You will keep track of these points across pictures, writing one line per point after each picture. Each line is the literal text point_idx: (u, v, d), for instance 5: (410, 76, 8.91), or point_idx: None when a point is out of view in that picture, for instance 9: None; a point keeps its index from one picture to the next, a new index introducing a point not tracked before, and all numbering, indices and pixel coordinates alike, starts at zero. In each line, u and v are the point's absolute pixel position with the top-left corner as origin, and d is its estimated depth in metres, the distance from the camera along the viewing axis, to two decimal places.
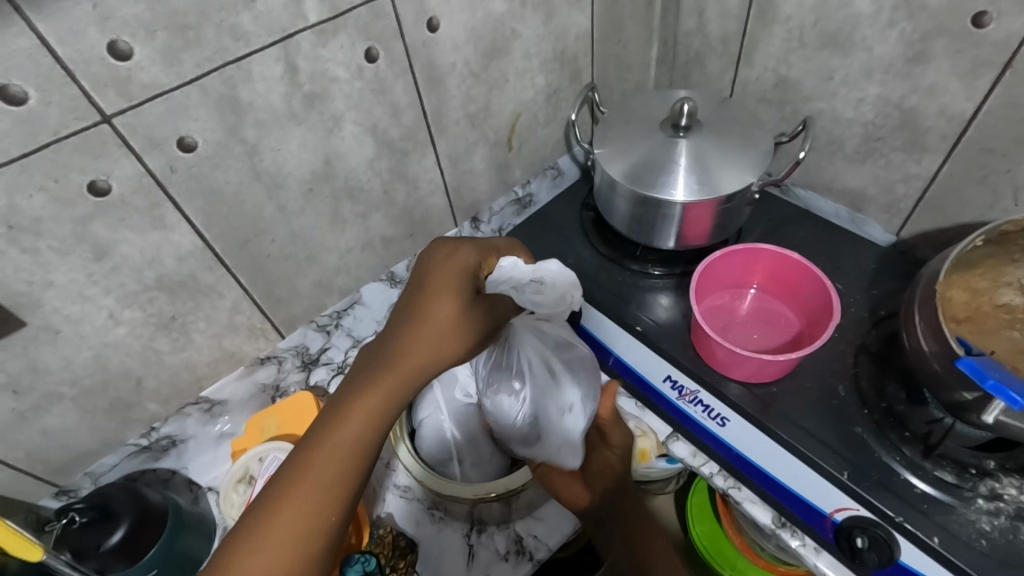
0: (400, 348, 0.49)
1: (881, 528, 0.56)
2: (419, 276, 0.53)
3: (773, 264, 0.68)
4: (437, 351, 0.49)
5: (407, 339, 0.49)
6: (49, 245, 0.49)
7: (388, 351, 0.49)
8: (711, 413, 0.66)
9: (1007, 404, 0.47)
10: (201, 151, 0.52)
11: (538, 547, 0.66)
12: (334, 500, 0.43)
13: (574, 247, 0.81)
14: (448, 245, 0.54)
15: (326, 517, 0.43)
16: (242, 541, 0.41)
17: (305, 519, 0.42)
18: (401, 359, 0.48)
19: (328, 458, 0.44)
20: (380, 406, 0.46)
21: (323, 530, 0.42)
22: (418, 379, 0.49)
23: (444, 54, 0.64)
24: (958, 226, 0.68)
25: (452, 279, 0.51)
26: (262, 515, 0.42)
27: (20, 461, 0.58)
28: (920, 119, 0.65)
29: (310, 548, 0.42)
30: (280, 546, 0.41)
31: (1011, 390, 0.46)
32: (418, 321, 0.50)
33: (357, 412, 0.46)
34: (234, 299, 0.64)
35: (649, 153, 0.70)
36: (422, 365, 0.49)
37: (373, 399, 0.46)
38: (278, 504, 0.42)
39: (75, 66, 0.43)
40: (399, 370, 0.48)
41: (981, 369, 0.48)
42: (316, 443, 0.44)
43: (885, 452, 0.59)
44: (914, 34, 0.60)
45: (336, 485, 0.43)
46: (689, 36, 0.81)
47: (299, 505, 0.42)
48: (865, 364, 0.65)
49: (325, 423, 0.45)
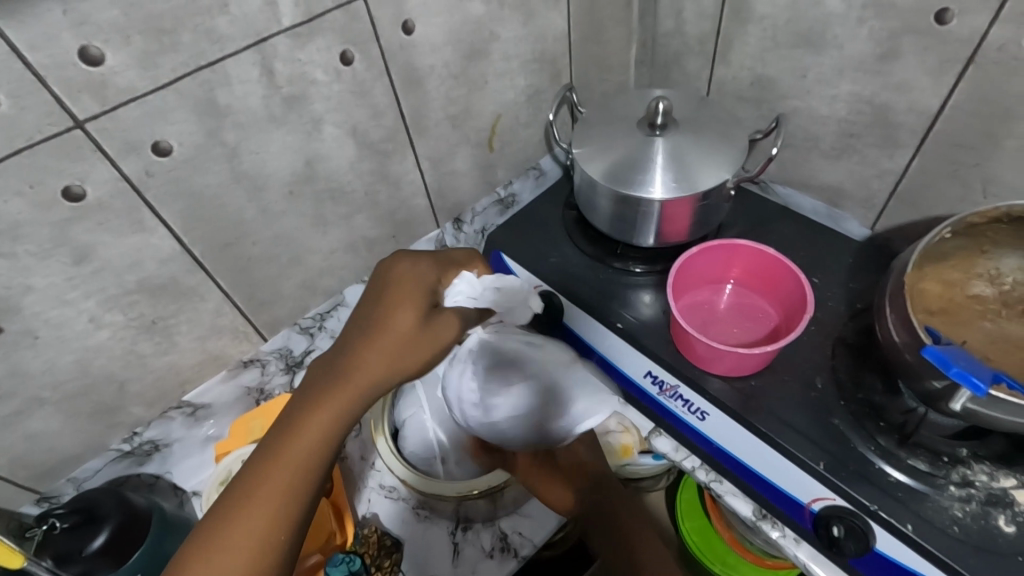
0: (356, 358, 0.47)
1: (857, 517, 0.57)
2: (378, 287, 0.51)
3: (749, 261, 0.69)
4: (397, 363, 0.48)
5: (364, 352, 0.47)
6: (27, 249, 0.49)
7: (342, 359, 0.47)
8: (690, 408, 0.67)
9: (971, 391, 0.48)
10: (178, 154, 0.53)
11: (524, 544, 0.66)
12: (289, 512, 0.42)
13: (557, 245, 0.82)
14: (406, 259, 0.53)
15: (281, 529, 0.42)
16: (196, 550, 0.40)
17: (259, 530, 0.41)
18: (355, 372, 0.46)
19: (284, 472, 0.43)
20: (335, 421, 0.45)
21: (280, 543, 0.42)
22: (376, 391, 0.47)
23: (422, 56, 0.65)
24: (931, 219, 0.69)
25: (410, 292, 0.50)
26: (217, 522, 0.41)
27: (2, 466, 0.58)
28: (892, 115, 0.66)
29: (262, 562, 0.41)
30: (235, 557, 0.40)
31: (975, 376, 0.47)
32: (376, 331, 0.48)
33: (312, 422, 0.45)
34: (216, 302, 0.64)
35: (628, 151, 0.71)
36: (381, 378, 0.47)
37: (330, 409, 0.45)
38: (232, 512, 0.42)
39: (49, 71, 0.43)
40: (355, 382, 0.46)
41: (945, 357, 0.48)
42: (272, 452, 0.43)
43: (861, 443, 0.60)
44: (883, 31, 0.62)
45: (293, 498, 0.43)
46: (667, 37, 0.82)
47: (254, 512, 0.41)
48: (842, 356, 0.66)
49: (280, 433, 0.44)
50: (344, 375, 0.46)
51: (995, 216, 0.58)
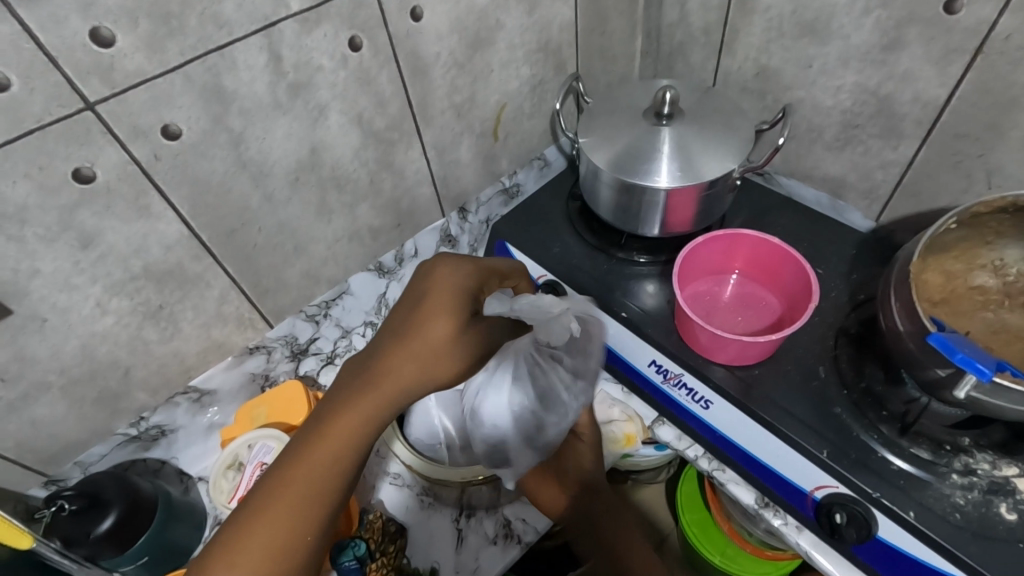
0: (386, 364, 0.47)
1: (859, 504, 0.57)
2: (412, 295, 0.50)
3: (754, 250, 0.69)
4: (426, 370, 0.47)
5: (393, 361, 0.46)
6: (35, 233, 0.49)
7: (374, 361, 0.47)
8: (695, 396, 0.67)
9: (976, 377, 0.48)
10: (186, 139, 0.53)
11: (527, 531, 0.67)
12: (317, 509, 0.44)
13: (560, 234, 0.82)
14: (446, 268, 0.51)
15: (309, 527, 0.43)
16: (224, 547, 0.41)
17: (284, 531, 0.42)
18: (385, 378, 0.46)
19: (309, 477, 0.44)
20: (362, 429, 0.45)
21: (303, 546, 0.43)
22: (404, 397, 0.47)
23: (428, 44, 0.65)
24: (934, 210, 0.70)
25: (446, 301, 0.49)
26: (245, 520, 0.43)
27: (9, 450, 0.58)
28: (896, 106, 0.66)
29: (286, 563, 0.42)
30: (258, 558, 0.41)
31: (979, 362, 0.48)
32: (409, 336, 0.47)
33: (340, 427, 0.45)
34: (222, 288, 0.65)
35: (634, 141, 0.71)
36: (410, 384, 0.46)
37: (356, 417, 0.45)
38: (257, 515, 0.42)
39: (59, 53, 0.44)
40: (386, 389, 0.46)
41: (951, 343, 0.49)
42: (300, 454, 0.44)
43: (864, 431, 0.60)
44: (888, 21, 0.61)
45: (321, 496, 0.44)
46: (672, 27, 0.82)
47: (279, 516, 0.42)
48: (844, 347, 0.66)
49: (310, 437, 0.45)
50: (374, 383, 0.46)
51: (1003, 207, 0.57)
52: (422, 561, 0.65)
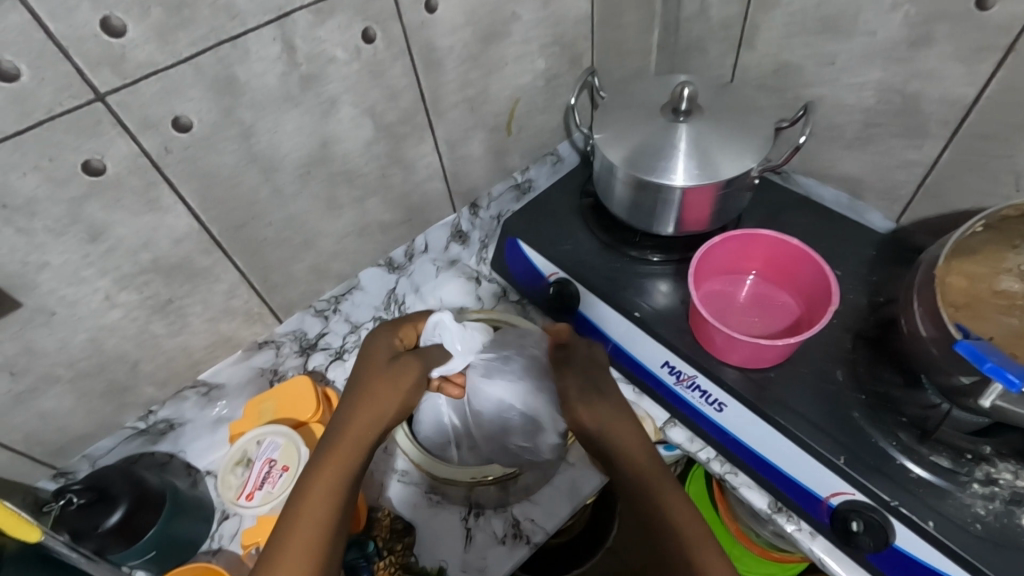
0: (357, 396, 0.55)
1: (877, 512, 0.56)
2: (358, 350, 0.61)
3: (771, 249, 0.67)
4: (390, 393, 0.56)
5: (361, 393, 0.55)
6: (45, 225, 0.48)
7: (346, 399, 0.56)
8: (708, 399, 0.66)
9: (1005, 387, 0.47)
10: (197, 131, 0.52)
11: (536, 530, 0.66)
12: (321, 542, 0.49)
13: (571, 231, 0.80)
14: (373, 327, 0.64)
15: (320, 561, 0.48)
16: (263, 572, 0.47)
17: (306, 550, 0.48)
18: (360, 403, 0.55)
19: (317, 496, 0.50)
20: (351, 447, 0.53)
21: (327, 554, 0.49)
22: (376, 423, 0.55)
23: (441, 36, 0.63)
24: (957, 213, 0.68)
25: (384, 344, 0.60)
26: (271, 553, 0.48)
27: (18, 442, 0.58)
28: (921, 104, 0.64)
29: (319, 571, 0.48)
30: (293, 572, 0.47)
31: (1010, 372, 0.46)
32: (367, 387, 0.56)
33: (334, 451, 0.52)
34: (231, 283, 0.64)
35: (649, 137, 0.70)
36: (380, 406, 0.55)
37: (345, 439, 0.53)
38: (285, 540, 0.48)
39: (69, 41, 0.43)
40: (362, 413, 0.54)
41: (980, 352, 0.47)
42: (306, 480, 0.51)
43: (882, 438, 0.58)
44: (916, 17, 0.59)
45: (323, 531, 0.49)
46: (689, 21, 0.80)
47: (302, 533, 0.48)
48: (861, 350, 0.64)
49: (301, 485, 0.51)
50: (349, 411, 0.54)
51: None
52: (429, 560, 0.65)
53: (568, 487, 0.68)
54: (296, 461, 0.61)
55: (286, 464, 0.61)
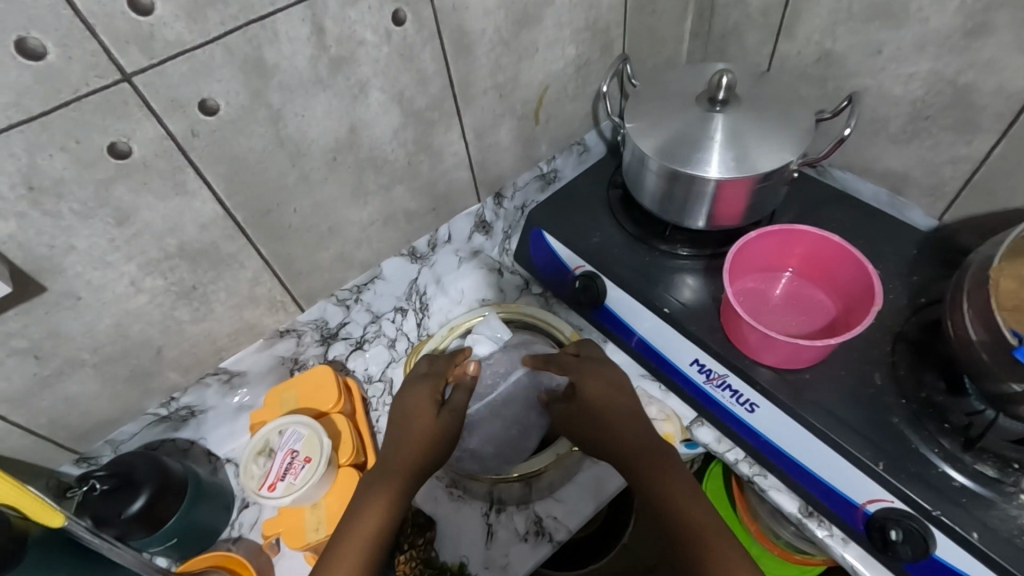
0: (412, 425, 0.59)
1: (916, 521, 0.54)
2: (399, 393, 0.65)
3: (810, 247, 0.65)
4: (437, 426, 0.59)
5: (416, 422, 0.59)
6: (71, 208, 0.47)
7: (398, 429, 0.59)
8: (739, 399, 0.64)
9: None
10: (225, 114, 0.51)
11: (559, 529, 0.65)
12: (373, 555, 0.48)
13: (599, 223, 0.78)
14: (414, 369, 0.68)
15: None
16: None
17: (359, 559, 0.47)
18: (416, 430, 0.58)
19: (380, 508, 0.50)
20: (410, 469, 0.55)
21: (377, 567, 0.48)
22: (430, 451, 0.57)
23: (474, 20, 0.61)
24: (1007, 211, 0.65)
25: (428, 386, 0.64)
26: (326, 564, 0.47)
27: (42, 426, 0.58)
28: (975, 96, 0.61)
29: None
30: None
31: None
32: (417, 422, 0.59)
33: (395, 468, 0.54)
34: (255, 270, 0.63)
35: (684, 127, 0.67)
36: (432, 434, 0.58)
37: (405, 459, 0.55)
38: (340, 550, 0.47)
39: (97, 19, 0.41)
40: (418, 439, 0.57)
41: None
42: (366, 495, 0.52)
43: (923, 444, 0.56)
44: (975, 4, 0.56)
45: (376, 545, 0.48)
46: (727, 8, 0.77)
47: (357, 542, 0.48)
48: (902, 352, 0.62)
49: (360, 501, 0.51)
50: (406, 436, 0.58)
51: None
52: (450, 555, 0.64)
53: (591, 485, 0.67)
54: (319, 453, 0.59)
55: (309, 455, 0.59)
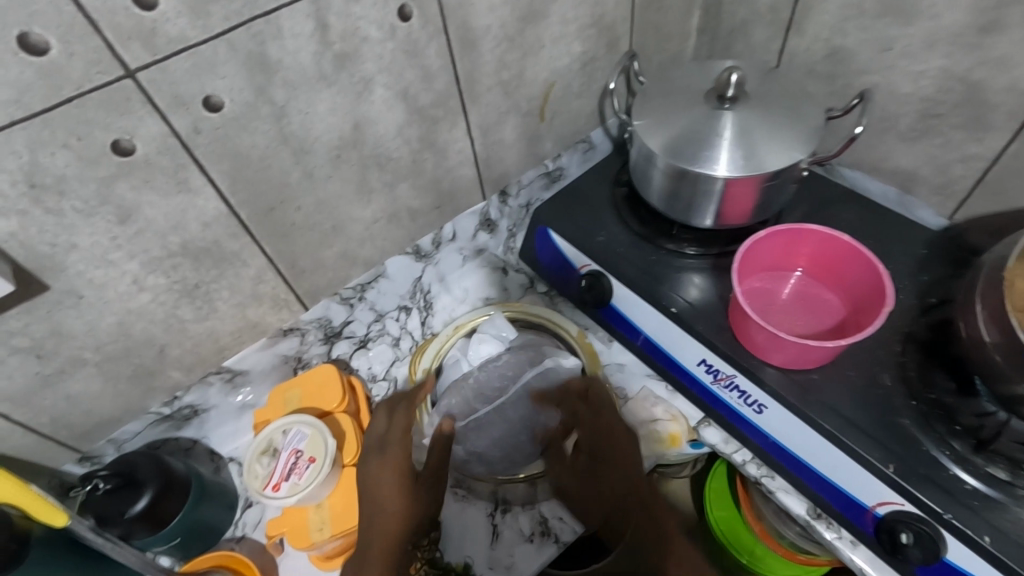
0: (382, 492, 0.59)
1: (927, 524, 0.53)
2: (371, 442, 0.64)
3: (819, 246, 0.64)
4: (406, 488, 0.59)
5: (383, 487, 0.59)
6: (73, 206, 0.47)
7: (368, 493, 0.59)
8: (747, 400, 0.64)
9: None
10: (228, 110, 0.50)
11: (564, 529, 0.64)
12: None
13: (604, 222, 0.77)
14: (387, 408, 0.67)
15: None
16: None
17: None
18: (387, 500, 0.58)
19: None
20: (394, 542, 0.56)
21: None
22: (409, 515, 0.58)
23: (479, 15, 0.61)
24: (1018, 211, 0.64)
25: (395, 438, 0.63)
26: None
27: (44, 426, 0.57)
28: (986, 94, 0.60)
29: None
30: None
31: None
32: (383, 489, 0.59)
33: (379, 547, 0.56)
34: (258, 268, 0.63)
35: (691, 124, 0.67)
36: (404, 498, 0.58)
37: (384, 537, 0.56)
38: None
39: (99, 14, 0.41)
40: (390, 508, 0.58)
41: None
42: None
43: (934, 446, 0.56)
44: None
45: None
46: (735, 4, 0.76)
47: None
48: (912, 353, 0.61)
49: None
50: (377, 505, 0.58)
51: None
52: (455, 556, 0.63)
53: None
54: (323, 453, 0.59)
55: (313, 456, 0.59)
